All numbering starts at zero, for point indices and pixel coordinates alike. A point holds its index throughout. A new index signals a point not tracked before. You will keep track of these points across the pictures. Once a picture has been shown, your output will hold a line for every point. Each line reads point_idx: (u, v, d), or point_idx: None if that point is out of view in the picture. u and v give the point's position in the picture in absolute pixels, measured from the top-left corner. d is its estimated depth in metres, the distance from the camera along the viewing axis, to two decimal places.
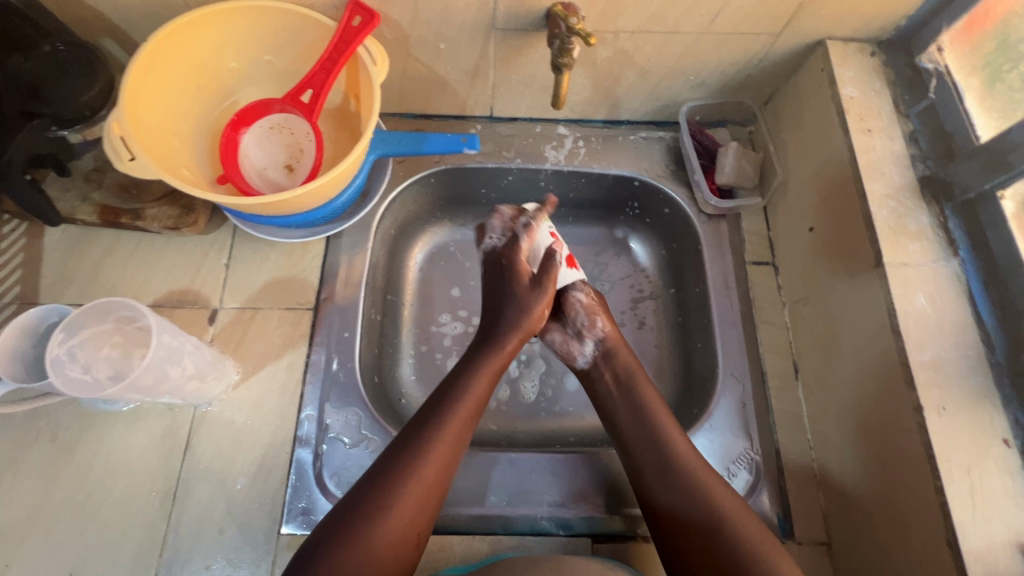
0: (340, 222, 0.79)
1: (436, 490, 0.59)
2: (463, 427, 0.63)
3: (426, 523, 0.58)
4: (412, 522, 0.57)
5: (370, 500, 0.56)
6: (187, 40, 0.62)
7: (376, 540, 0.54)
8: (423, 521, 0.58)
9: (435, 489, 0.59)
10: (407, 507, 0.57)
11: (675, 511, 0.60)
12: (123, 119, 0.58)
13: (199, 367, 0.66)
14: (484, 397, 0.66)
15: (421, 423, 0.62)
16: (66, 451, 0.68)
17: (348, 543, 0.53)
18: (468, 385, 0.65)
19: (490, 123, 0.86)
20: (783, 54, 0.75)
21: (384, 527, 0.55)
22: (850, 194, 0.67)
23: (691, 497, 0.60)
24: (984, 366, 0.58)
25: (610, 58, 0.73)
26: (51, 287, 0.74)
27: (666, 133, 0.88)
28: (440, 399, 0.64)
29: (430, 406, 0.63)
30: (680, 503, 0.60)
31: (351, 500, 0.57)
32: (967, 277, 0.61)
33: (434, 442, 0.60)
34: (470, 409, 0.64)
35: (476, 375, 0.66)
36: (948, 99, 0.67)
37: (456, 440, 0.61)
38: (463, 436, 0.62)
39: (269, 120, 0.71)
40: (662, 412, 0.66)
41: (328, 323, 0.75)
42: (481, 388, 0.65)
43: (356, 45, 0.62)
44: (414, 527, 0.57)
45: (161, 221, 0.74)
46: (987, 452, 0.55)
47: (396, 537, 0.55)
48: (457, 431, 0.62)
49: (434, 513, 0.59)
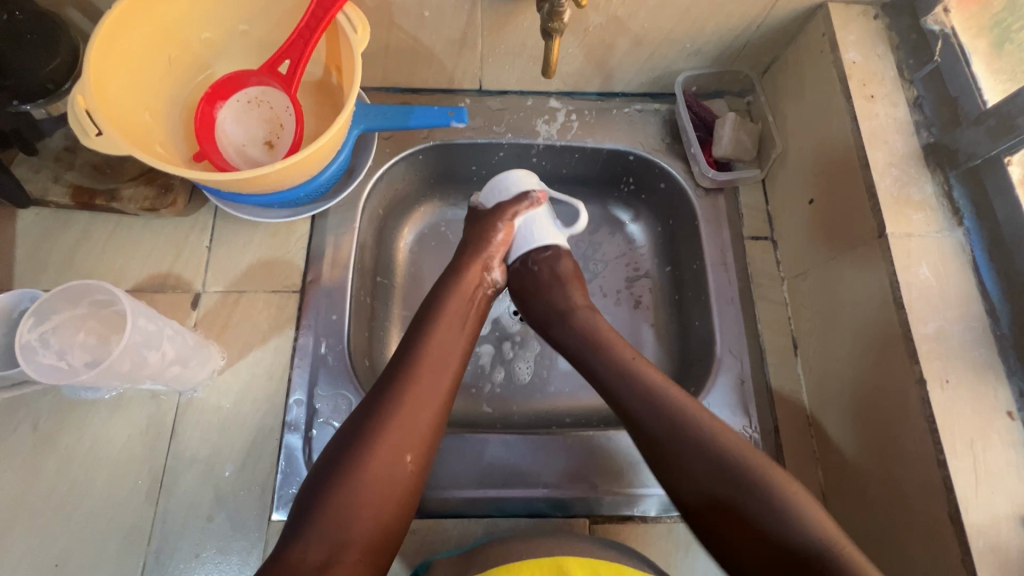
0: (326, 200, 0.75)
1: (421, 423, 0.57)
2: (443, 360, 0.61)
3: (416, 454, 0.56)
4: (399, 454, 0.55)
5: (350, 442, 0.55)
6: (155, 7, 0.59)
7: (359, 475, 0.53)
8: (412, 450, 0.56)
9: (418, 421, 0.57)
10: (388, 439, 0.55)
11: (703, 499, 0.55)
12: (88, 91, 0.55)
13: (181, 352, 0.64)
14: (460, 333, 0.64)
15: (395, 364, 0.60)
16: (47, 441, 0.66)
17: (331, 484, 0.53)
18: (437, 320, 0.64)
19: (479, 96, 0.83)
20: (782, 19, 0.72)
21: (368, 461, 0.54)
22: (852, 164, 0.65)
23: (709, 467, 0.55)
24: (988, 338, 0.56)
25: (602, 25, 0.70)
26: (25, 273, 0.71)
27: (662, 105, 0.85)
28: (411, 338, 0.62)
29: (404, 346, 0.62)
30: (705, 485, 0.55)
31: (334, 446, 0.55)
32: (971, 247, 0.60)
33: (406, 377, 0.58)
34: (443, 347, 0.62)
35: (446, 310, 0.65)
36: (954, 63, 0.64)
37: (433, 370, 0.60)
38: (441, 370, 0.60)
39: (246, 94, 0.68)
40: (654, 372, 0.62)
41: (315, 306, 0.73)
42: (450, 322, 0.64)
43: (335, 12, 0.59)
44: (401, 457, 0.55)
45: (138, 203, 0.71)
46: (991, 425, 0.53)
47: (381, 470, 0.54)
48: (431, 364, 0.60)
49: (426, 447, 0.57)
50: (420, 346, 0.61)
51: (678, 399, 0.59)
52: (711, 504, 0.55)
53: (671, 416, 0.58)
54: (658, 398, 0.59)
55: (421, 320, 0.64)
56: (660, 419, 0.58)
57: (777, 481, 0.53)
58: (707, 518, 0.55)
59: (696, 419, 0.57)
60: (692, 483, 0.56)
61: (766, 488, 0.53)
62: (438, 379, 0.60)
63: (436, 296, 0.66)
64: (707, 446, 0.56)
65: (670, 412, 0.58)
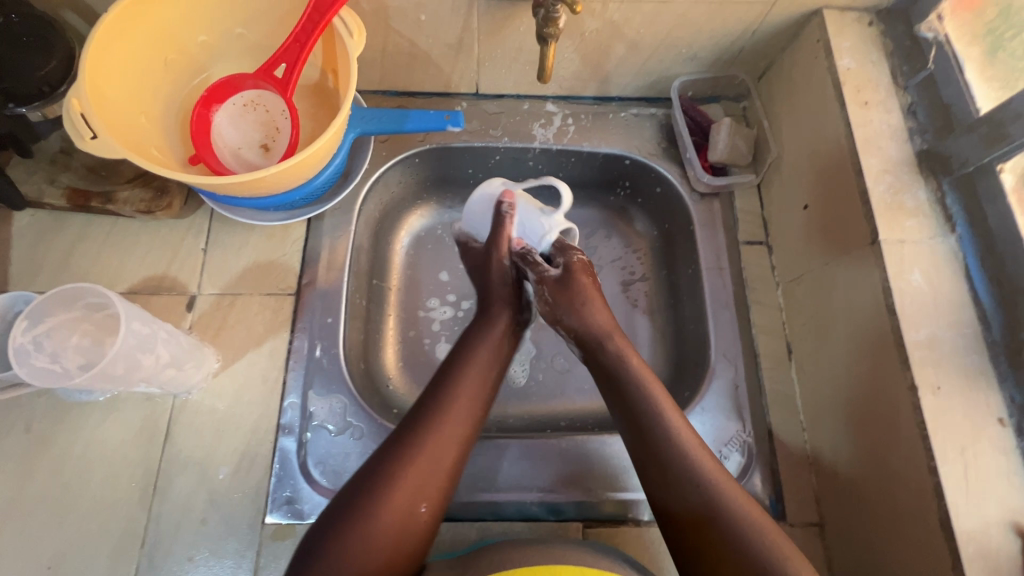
0: (322, 203, 0.75)
1: (442, 472, 0.57)
2: (469, 406, 0.61)
3: (432, 504, 0.56)
4: (416, 501, 0.55)
5: (370, 484, 0.54)
6: (150, 10, 0.59)
7: (376, 520, 0.53)
8: (428, 502, 0.56)
9: (439, 470, 0.57)
10: (409, 487, 0.55)
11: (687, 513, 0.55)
12: (83, 94, 0.55)
13: (175, 355, 0.64)
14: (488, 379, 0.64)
15: (425, 407, 0.60)
16: (41, 443, 0.66)
17: (348, 525, 0.52)
18: (469, 363, 0.63)
19: (476, 100, 0.83)
20: (778, 24, 0.73)
21: (386, 507, 0.53)
22: (846, 170, 0.65)
23: (688, 479, 0.56)
24: (979, 344, 0.57)
25: (598, 30, 0.71)
26: (20, 274, 0.71)
27: (658, 110, 0.85)
28: (443, 381, 0.62)
29: (435, 387, 0.62)
30: (691, 497, 0.55)
31: (354, 484, 0.55)
32: (964, 254, 0.60)
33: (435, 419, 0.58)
34: (475, 393, 0.62)
35: (479, 355, 0.64)
36: (948, 70, 0.65)
37: (460, 417, 0.59)
38: (467, 414, 0.60)
39: (242, 97, 0.68)
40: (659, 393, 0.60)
41: (311, 309, 0.73)
42: (482, 366, 0.64)
43: (331, 15, 0.59)
44: (417, 506, 0.55)
45: (134, 205, 0.71)
46: (982, 431, 0.54)
47: (397, 516, 0.54)
48: (459, 409, 0.60)
49: (442, 496, 0.57)
50: (450, 390, 0.61)
51: (675, 426, 0.59)
52: (687, 522, 0.55)
53: (661, 443, 0.58)
54: (657, 425, 0.58)
55: (453, 360, 0.64)
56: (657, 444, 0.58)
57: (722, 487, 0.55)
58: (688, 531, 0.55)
59: (683, 442, 0.58)
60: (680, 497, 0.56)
61: (733, 505, 0.54)
62: (464, 428, 0.59)
63: (471, 336, 0.66)
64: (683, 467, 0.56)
65: (663, 437, 0.58)
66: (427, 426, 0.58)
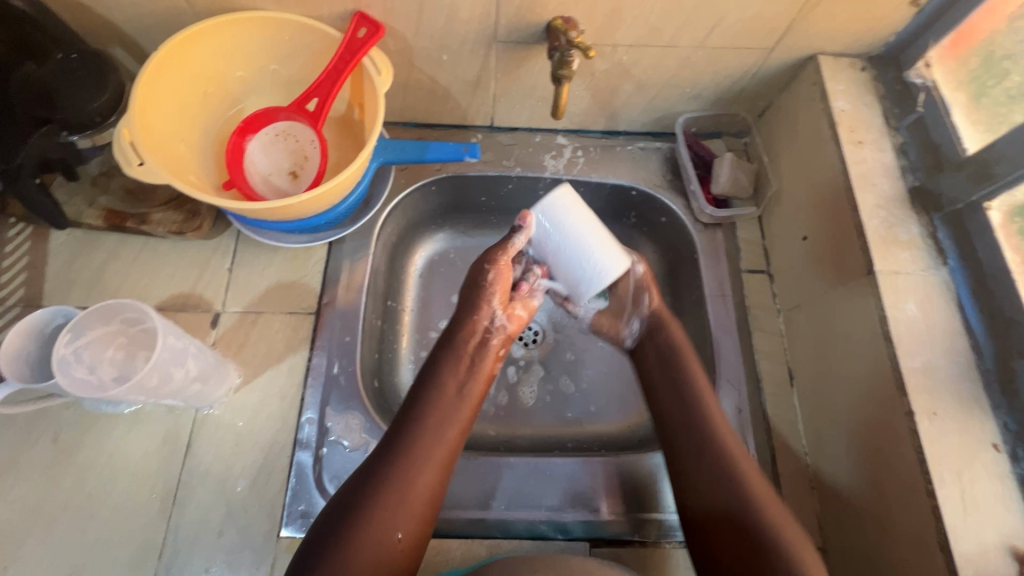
0: (343, 227, 0.79)
1: (415, 498, 0.58)
2: (433, 430, 0.62)
3: (407, 530, 0.57)
4: (393, 527, 0.56)
5: (340, 519, 0.56)
6: (195, 49, 0.64)
7: (351, 546, 0.54)
8: (403, 527, 0.57)
9: (412, 494, 0.58)
10: (379, 517, 0.56)
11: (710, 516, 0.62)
12: (132, 125, 0.60)
13: (202, 369, 0.67)
14: (456, 406, 0.65)
15: (392, 434, 0.62)
16: (66, 454, 0.68)
17: (324, 555, 0.54)
18: (434, 389, 0.65)
19: (491, 132, 0.88)
20: (777, 68, 0.77)
21: (359, 536, 0.55)
22: (842, 204, 0.69)
23: (719, 483, 0.63)
24: (973, 372, 0.59)
25: (608, 70, 0.75)
26: (54, 290, 0.75)
27: (663, 144, 0.90)
28: (408, 412, 0.64)
29: (399, 417, 0.64)
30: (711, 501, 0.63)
31: (328, 514, 0.57)
32: (956, 285, 0.63)
33: (407, 452, 0.60)
34: (445, 419, 0.64)
35: (440, 383, 0.66)
36: (936, 113, 0.69)
37: (425, 443, 0.61)
38: (437, 440, 0.62)
39: (274, 128, 0.73)
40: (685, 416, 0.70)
41: (330, 327, 0.76)
42: (446, 394, 0.66)
43: (362, 55, 0.64)
44: (391, 531, 0.56)
45: (166, 226, 0.75)
46: (977, 456, 0.56)
47: (371, 544, 0.55)
48: (431, 437, 0.62)
49: (420, 521, 0.58)
50: (413, 419, 0.63)
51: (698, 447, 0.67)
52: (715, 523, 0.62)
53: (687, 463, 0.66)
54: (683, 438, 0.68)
55: (417, 392, 0.66)
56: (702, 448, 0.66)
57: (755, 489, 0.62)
58: (708, 531, 0.62)
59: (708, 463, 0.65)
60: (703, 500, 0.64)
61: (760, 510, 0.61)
62: (433, 449, 0.61)
63: (434, 366, 0.68)
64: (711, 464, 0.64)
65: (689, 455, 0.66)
66: (393, 451, 0.60)
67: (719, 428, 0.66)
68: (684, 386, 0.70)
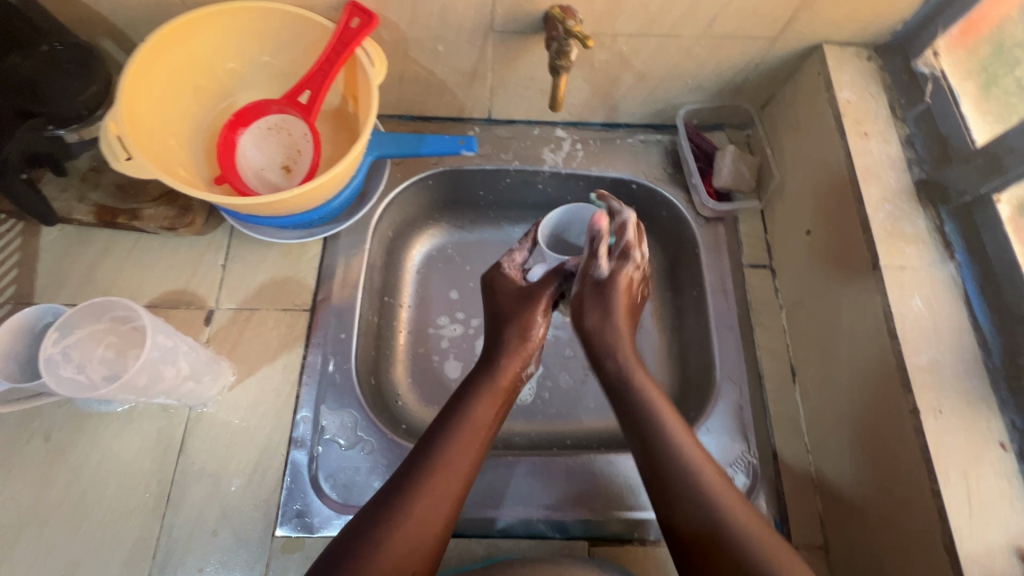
0: (338, 222, 0.78)
1: (429, 536, 0.55)
2: (458, 469, 0.59)
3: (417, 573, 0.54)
4: (402, 571, 0.53)
5: (352, 548, 0.53)
6: (183, 41, 0.62)
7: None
8: (413, 569, 0.54)
9: (428, 529, 0.56)
10: (394, 553, 0.53)
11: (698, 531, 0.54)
12: (119, 118, 0.58)
13: (194, 367, 0.66)
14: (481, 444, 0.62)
15: (411, 464, 0.59)
16: (59, 452, 0.68)
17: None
18: (461, 422, 0.63)
19: (488, 125, 0.86)
20: (780, 58, 0.76)
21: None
22: (847, 197, 0.67)
23: (691, 498, 0.55)
24: (980, 369, 0.58)
25: (607, 61, 0.74)
26: (46, 287, 0.74)
27: (664, 136, 0.88)
28: (429, 442, 0.61)
29: (422, 449, 0.61)
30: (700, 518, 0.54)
31: (335, 547, 0.54)
32: (963, 281, 0.61)
33: (426, 485, 0.57)
34: (469, 453, 0.61)
35: (471, 417, 0.63)
36: (944, 103, 0.67)
37: (447, 482, 0.58)
38: (458, 475, 0.59)
39: (266, 121, 0.71)
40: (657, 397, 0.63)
41: (325, 325, 0.75)
42: (473, 427, 0.62)
43: (354, 47, 0.62)
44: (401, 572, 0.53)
45: (158, 222, 0.74)
46: (984, 456, 0.55)
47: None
48: (453, 471, 0.59)
49: (428, 563, 0.55)
50: (437, 450, 0.60)
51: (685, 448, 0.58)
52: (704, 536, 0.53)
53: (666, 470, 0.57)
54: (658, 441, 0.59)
55: (443, 423, 0.63)
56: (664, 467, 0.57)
57: (723, 499, 0.55)
58: (700, 546, 0.53)
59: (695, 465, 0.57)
60: (684, 514, 0.55)
61: (732, 523, 0.53)
62: (453, 484, 0.59)
63: (462, 397, 0.65)
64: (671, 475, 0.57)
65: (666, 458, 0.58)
66: (413, 484, 0.57)
67: (685, 447, 0.58)
68: (632, 409, 0.62)
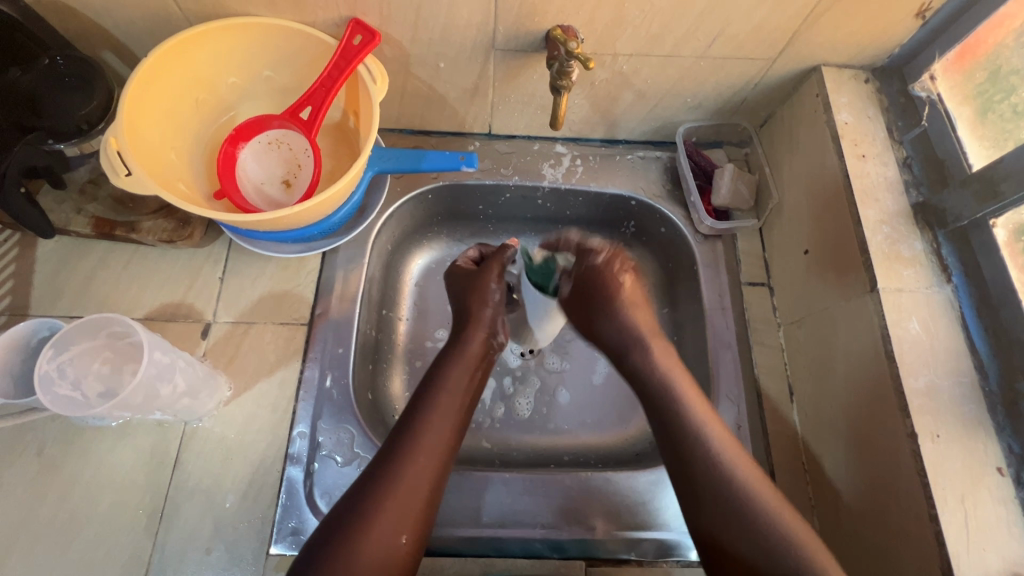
0: (338, 236, 0.78)
1: (417, 502, 0.57)
2: (439, 433, 0.62)
3: (412, 534, 0.56)
4: (392, 536, 0.55)
5: (341, 522, 0.55)
6: (185, 55, 0.62)
7: (354, 552, 0.53)
8: (408, 531, 0.56)
9: (414, 497, 0.57)
10: (382, 522, 0.55)
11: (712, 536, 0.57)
12: (120, 134, 0.58)
13: (191, 384, 0.65)
14: (461, 404, 0.65)
15: (393, 437, 0.61)
16: (51, 467, 0.67)
17: (326, 558, 0.53)
18: (439, 392, 0.65)
19: (489, 140, 0.87)
20: (779, 79, 0.76)
21: (363, 539, 0.54)
22: (845, 218, 0.68)
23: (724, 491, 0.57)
24: (977, 394, 0.58)
25: (608, 79, 0.74)
26: (41, 299, 0.73)
27: (664, 153, 0.89)
28: (410, 415, 0.63)
29: (403, 422, 0.62)
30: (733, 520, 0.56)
31: (330, 518, 0.56)
32: (960, 304, 0.62)
33: (408, 454, 0.59)
34: (448, 419, 0.63)
35: (447, 386, 0.66)
36: (940, 127, 0.68)
37: (429, 448, 0.60)
38: (439, 442, 0.61)
39: (267, 136, 0.71)
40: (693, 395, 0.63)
41: (323, 339, 0.75)
42: (450, 395, 0.65)
43: (357, 63, 0.63)
44: (397, 536, 0.55)
45: (156, 234, 0.74)
46: (982, 481, 0.55)
47: (376, 548, 0.54)
48: (433, 439, 0.61)
49: (423, 521, 0.58)
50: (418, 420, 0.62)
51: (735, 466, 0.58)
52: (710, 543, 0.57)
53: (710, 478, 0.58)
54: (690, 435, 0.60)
55: (422, 395, 0.65)
56: (684, 440, 0.60)
57: (767, 509, 0.56)
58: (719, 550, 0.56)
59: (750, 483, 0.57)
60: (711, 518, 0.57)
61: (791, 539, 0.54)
62: (434, 452, 0.60)
63: (437, 370, 0.67)
64: (690, 446, 0.60)
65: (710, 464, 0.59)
66: (396, 454, 0.59)
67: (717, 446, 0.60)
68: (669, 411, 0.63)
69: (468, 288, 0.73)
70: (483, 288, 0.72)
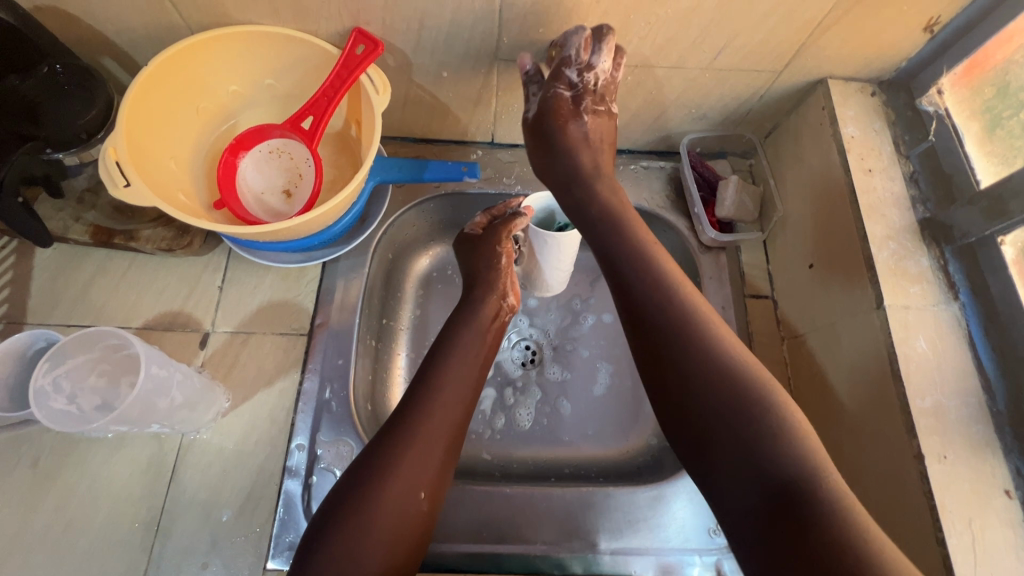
0: (339, 246, 0.77)
1: (432, 462, 0.58)
2: (453, 394, 0.62)
3: (430, 490, 0.57)
4: (409, 494, 0.56)
5: (357, 481, 0.55)
6: (186, 64, 0.62)
7: (370, 508, 0.54)
8: (426, 487, 0.57)
9: (430, 456, 0.58)
10: (399, 479, 0.56)
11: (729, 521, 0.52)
12: (119, 144, 0.57)
13: (189, 396, 0.65)
14: (474, 367, 0.66)
15: (406, 400, 0.61)
16: (46, 479, 0.66)
17: (345, 515, 0.53)
18: (451, 357, 0.65)
19: (491, 148, 0.86)
20: (785, 91, 0.76)
21: (381, 495, 0.54)
22: (851, 233, 0.67)
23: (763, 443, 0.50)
24: (984, 414, 0.58)
25: None
26: (38, 308, 0.73)
27: (667, 163, 0.88)
28: (421, 378, 0.63)
29: (415, 386, 0.63)
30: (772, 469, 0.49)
31: (344, 480, 0.56)
32: (967, 322, 0.61)
33: (420, 415, 0.60)
34: (461, 382, 0.64)
35: (460, 350, 0.66)
36: (947, 142, 0.67)
37: (444, 407, 0.61)
38: (453, 404, 0.62)
39: (268, 145, 0.70)
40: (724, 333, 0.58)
41: (322, 349, 0.74)
42: (463, 360, 0.66)
43: (359, 73, 0.62)
44: (415, 493, 0.56)
45: (155, 243, 0.73)
46: (989, 503, 0.54)
47: (394, 503, 0.55)
48: (446, 401, 0.62)
49: (438, 480, 0.58)
50: (429, 383, 0.63)
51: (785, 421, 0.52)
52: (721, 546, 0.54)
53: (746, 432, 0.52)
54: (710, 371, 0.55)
55: (433, 359, 0.65)
56: (707, 380, 0.55)
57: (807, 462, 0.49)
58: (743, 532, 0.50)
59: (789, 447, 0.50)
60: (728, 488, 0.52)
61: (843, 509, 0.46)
62: (447, 414, 0.61)
63: (449, 334, 0.68)
64: (719, 389, 0.54)
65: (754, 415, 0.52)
66: (409, 415, 0.60)
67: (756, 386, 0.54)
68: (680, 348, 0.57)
69: (482, 252, 0.74)
70: (493, 251, 0.72)
